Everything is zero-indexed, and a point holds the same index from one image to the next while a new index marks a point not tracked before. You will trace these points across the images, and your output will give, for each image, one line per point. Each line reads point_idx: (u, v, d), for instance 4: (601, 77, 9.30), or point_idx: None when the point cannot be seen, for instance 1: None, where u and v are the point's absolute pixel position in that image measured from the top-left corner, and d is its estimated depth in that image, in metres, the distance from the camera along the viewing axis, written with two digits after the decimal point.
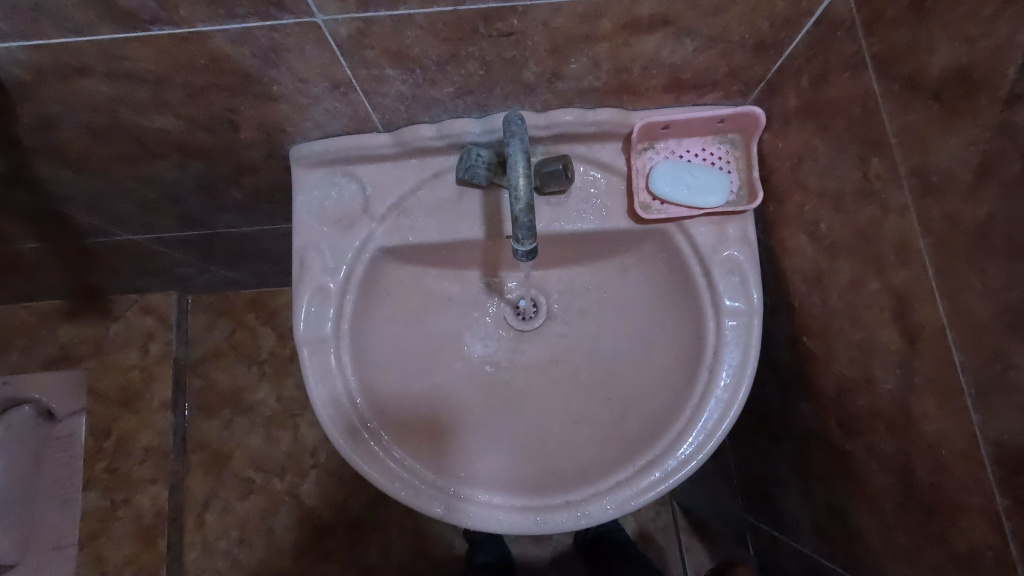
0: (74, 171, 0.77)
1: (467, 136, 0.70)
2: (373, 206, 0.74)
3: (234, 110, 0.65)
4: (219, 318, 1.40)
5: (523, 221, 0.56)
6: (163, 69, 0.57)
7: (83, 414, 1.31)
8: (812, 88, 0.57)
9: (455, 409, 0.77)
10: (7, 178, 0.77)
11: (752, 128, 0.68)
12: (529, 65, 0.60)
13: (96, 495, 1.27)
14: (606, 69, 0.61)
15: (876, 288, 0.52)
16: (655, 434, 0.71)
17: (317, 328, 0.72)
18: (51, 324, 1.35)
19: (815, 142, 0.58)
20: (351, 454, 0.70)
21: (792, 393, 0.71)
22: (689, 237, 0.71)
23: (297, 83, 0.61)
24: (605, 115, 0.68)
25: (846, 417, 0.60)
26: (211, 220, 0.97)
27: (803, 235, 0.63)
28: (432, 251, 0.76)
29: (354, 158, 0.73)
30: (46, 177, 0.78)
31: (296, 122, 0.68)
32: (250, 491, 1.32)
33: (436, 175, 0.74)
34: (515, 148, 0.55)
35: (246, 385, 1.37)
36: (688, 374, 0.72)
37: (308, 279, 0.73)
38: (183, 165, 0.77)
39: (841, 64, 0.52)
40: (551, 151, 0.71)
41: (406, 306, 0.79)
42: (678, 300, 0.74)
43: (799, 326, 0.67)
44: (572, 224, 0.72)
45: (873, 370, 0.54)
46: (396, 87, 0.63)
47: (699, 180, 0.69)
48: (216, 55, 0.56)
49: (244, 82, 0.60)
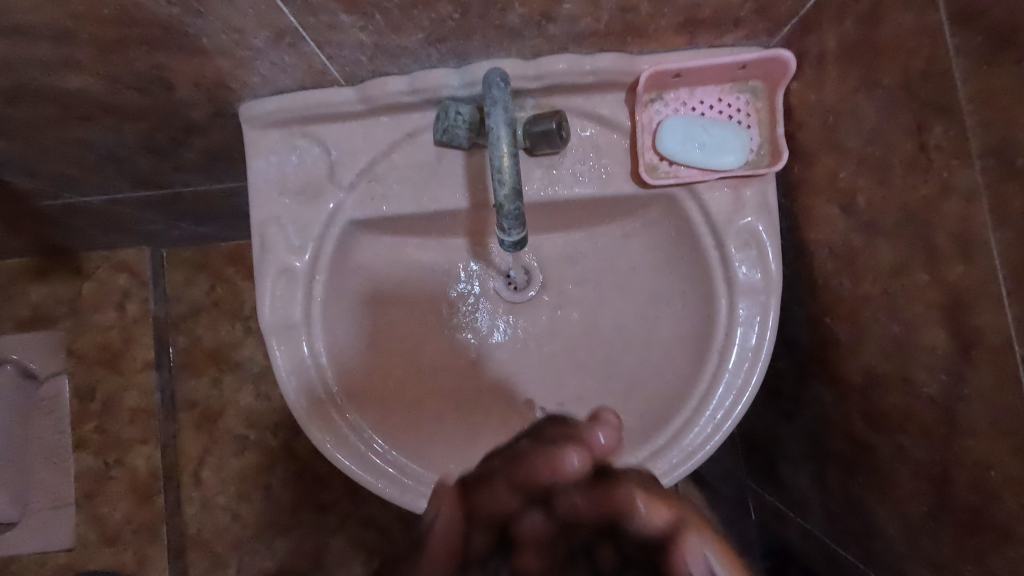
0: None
1: (444, 90, 0.60)
2: (340, 172, 0.64)
3: (162, 66, 0.54)
4: (199, 272, 1.28)
5: (509, 209, 0.47)
6: (62, 23, 0.46)
7: (65, 375, 1.22)
8: (857, 31, 0.47)
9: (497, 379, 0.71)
10: None
11: (780, 74, 0.58)
12: (513, 7, 0.49)
13: (86, 455, 1.21)
14: (608, 9, 0.51)
15: (923, 281, 0.45)
16: (661, 419, 0.65)
17: (285, 313, 0.65)
18: (18, 283, 1.23)
19: (858, 98, 0.49)
20: (328, 449, 0.64)
21: (808, 374, 0.66)
22: (702, 203, 0.62)
23: (232, 35, 0.50)
24: (606, 61, 0.58)
25: (873, 412, 0.54)
26: (167, 180, 0.86)
27: (834, 206, 0.55)
28: (411, 222, 0.67)
29: (315, 116, 0.63)
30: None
31: (240, 77, 0.58)
32: (245, 447, 1.25)
33: (410, 135, 0.64)
34: (497, 119, 0.47)
35: (230, 342, 1.27)
36: (697, 355, 0.65)
37: (271, 259, 0.64)
38: (117, 128, 0.67)
39: (903, 3, 0.42)
40: (543, 105, 0.61)
41: (385, 282, 0.71)
42: (685, 274, 0.67)
43: (822, 306, 0.60)
44: (569, 190, 0.64)
45: (910, 370, 0.48)
46: (353, 36, 0.52)
47: (714, 137, 0.60)
48: (123, 5, 0.45)
49: (166, 36, 0.49)
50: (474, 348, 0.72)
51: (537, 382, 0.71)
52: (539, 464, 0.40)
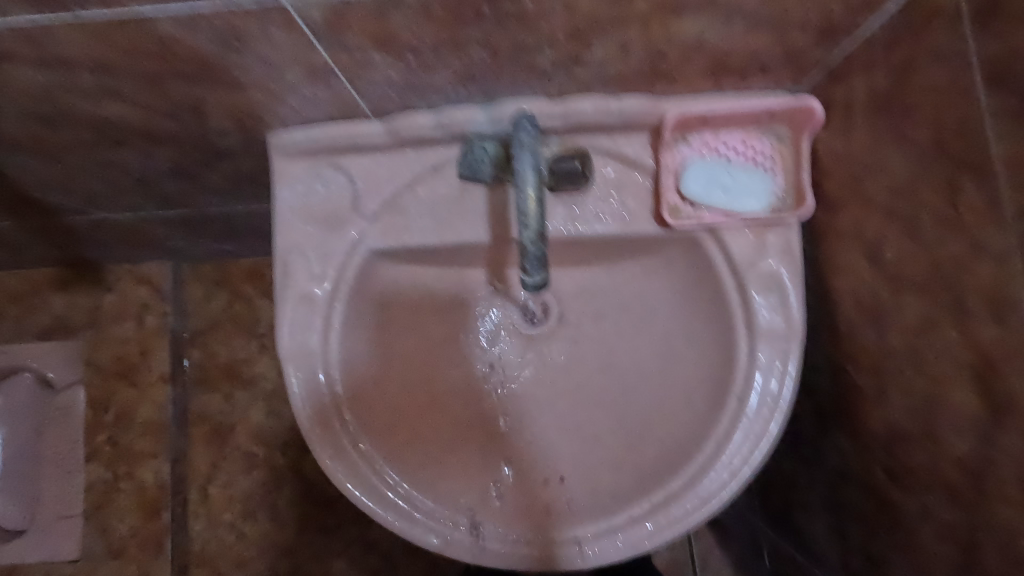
0: (32, 126, 0.60)
1: (470, 126, 0.60)
2: (364, 203, 0.65)
3: (198, 97, 0.56)
4: (217, 288, 1.24)
5: (533, 252, 0.48)
6: (105, 56, 0.48)
7: (82, 385, 1.19)
8: (887, 86, 0.47)
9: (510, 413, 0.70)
10: None
11: (807, 122, 0.58)
12: (543, 50, 0.50)
13: (97, 467, 1.17)
14: (637, 54, 0.51)
15: (952, 339, 0.44)
16: (676, 463, 0.63)
17: (303, 340, 0.65)
18: (42, 294, 1.20)
19: (886, 151, 0.49)
20: (339, 479, 0.63)
21: (828, 423, 0.64)
22: (724, 247, 0.62)
23: (268, 70, 0.51)
24: (631, 103, 0.58)
25: (897, 468, 0.53)
26: (194, 201, 0.88)
27: (860, 255, 0.54)
28: (431, 253, 0.67)
29: (341, 148, 0.64)
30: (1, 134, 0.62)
31: (272, 109, 0.59)
32: (254, 465, 1.19)
33: (434, 168, 0.64)
34: (524, 162, 0.49)
35: (245, 359, 1.22)
36: (715, 399, 0.63)
37: (291, 286, 0.65)
38: (150, 152, 0.69)
39: (934, 61, 0.42)
40: (567, 143, 0.62)
41: (403, 311, 0.70)
42: (706, 315, 0.66)
43: (844, 355, 0.59)
44: (590, 228, 0.63)
45: (938, 428, 0.47)
46: (384, 74, 0.53)
47: (738, 182, 0.59)
48: (165, 42, 0.46)
49: (204, 70, 0.51)
50: (488, 381, 0.71)
51: (551, 418, 0.70)
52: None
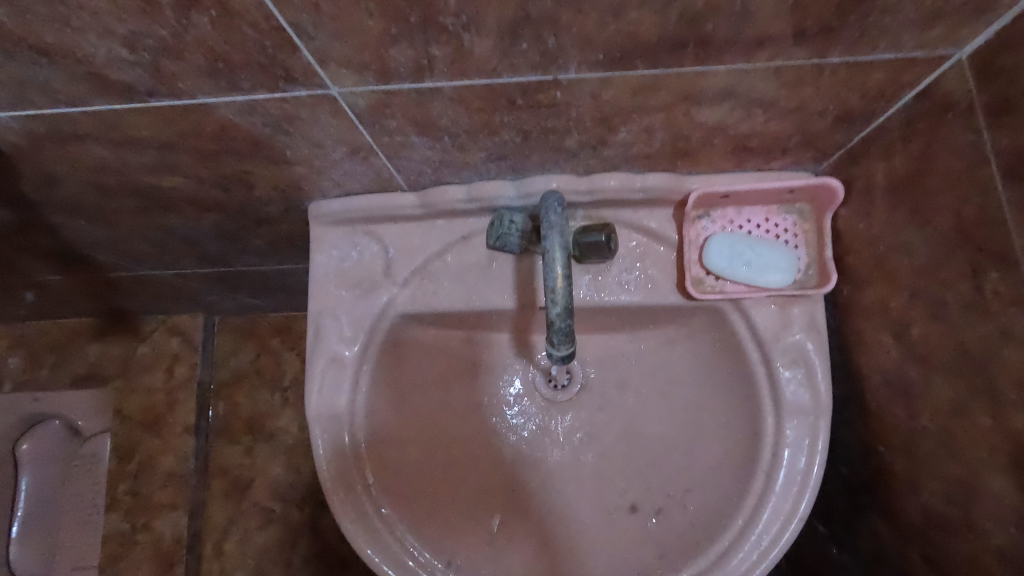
0: (91, 188, 0.63)
1: (500, 200, 0.63)
2: (396, 269, 0.67)
3: (248, 171, 0.59)
4: (245, 341, 1.26)
5: (560, 326, 0.50)
6: (168, 136, 0.52)
7: (108, 434, 1.19)
8: (906, 172, 0.49)
9: (533, 481, 0.70)
10: (21, 209, 0.70)
11: (828, 200, 0.59)
12: (572, 134, 0.53)
13: (116, 517, 1.15)
14: (661, 137, 0.54)
15: (986, 424, 0.44)
16: (701, 540, 0.62)
17: (331, 402, 0.66)
18: (79, 342, 1.23)
19: (907, 233, 0.50)
20: (361, 543, 0.63)
21: (861, 501, 0.62)
22: (748, 319, 0.62)
23: (314, 149, 0.55)
24: (655, 180, 0.61)
25: (934, 555, 0.51)
26: (232, 260, 0.91)
27: (886, 333, 0.54)
28: (458, 318, 0.69)
29: (377, 217, 0.67)
30: (59, 193, 0.65)
31: (314, 182, 0.63)
32: (270, 521, 1.17)
33: (464, 238, 0.67)
34: (552, 242, 0.50)
35: (268, 413, 1.22)
36: (741, 473, 0.63)
37: (322, 349, 0.67)
38: (197, 217, 0.73)
39: (952, 152, 0.44)
40: (593, 216, 0.64)
41: (429, 373, 0.71)
42: (731, 386, 0.65)
43: (875, 432, 0.58)
44: (615, 298, 0.65)
45: (976, 516, 0.46)
46: (421, 152, 0.56)
47: (761, 257, 0.61)
48: (223, 125, 0.50)
49: (256, 148, 0.55)
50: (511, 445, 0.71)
51: (573, 487, 0.69)
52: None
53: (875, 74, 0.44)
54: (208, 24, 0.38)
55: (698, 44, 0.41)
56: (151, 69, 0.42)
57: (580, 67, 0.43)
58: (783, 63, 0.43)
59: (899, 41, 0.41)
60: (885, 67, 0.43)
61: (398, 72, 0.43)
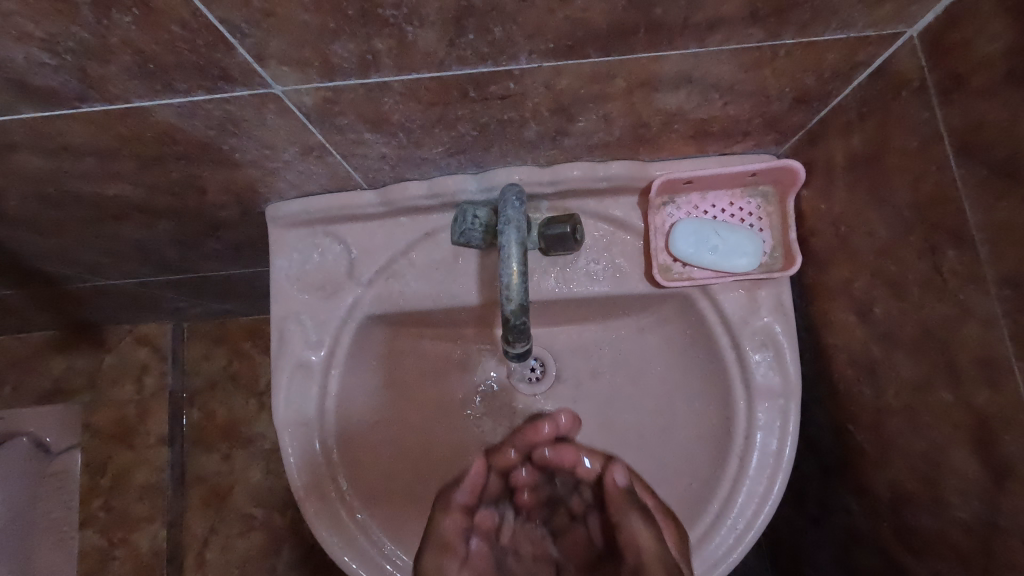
0: (34, 198, 0.60)
1: (461, 194, 0.62)
2: (359, 269, 0.65)
3: (197, 175, 0.57)
4: (216, 346, 1.22)
5: (515, 323, 0.49)
6: (107, 142, 0.49)
7: (78, 449, 1.15)
8: (865, 151, 0.49)
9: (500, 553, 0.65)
10: None
11: (790, 182, 0.59)
12: (530, 124, 0.52)
13: (91, 535, 1.12)
14: (622, 125, 0.53)
15: (948, 400, 0.44)
16: (701, 506, 0.62)
17: (299, 409, 0.65)
18: (41, 357, 1.18)
19: (868, 214, 0.50)
20: (335, 549, 0.62)
21: (834, 479, 0.63)
22: (717, 304, 0.62)
23: (263, 150, 0.53)
24: (618, 168, 0.60)
25: (903, 529, 0.52)
26: (195, 266, 0.88)
27: (851, 313, 0.54)
28: (426, 316, 0.68)
29: (337, 217, 0.65)
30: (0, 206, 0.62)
31: (269, 183, 0.61)
32: (251, 527, 1.15)
33: (428, 235, 0.65)
34: (509, 237, 0.50)
35: (244, 419, 1.19)
36: (716, 458, 0.63)
37: (287, 354, 0.65)
38: (151, 224, 0.70)
39: (907, 130, 0.44)
40: (558, 207, 0.63)
41: (400, 372, 0.70)
42: (704, 372, 0.65)
43: (845, 412, 0.58)
44: (585, 289, 0.64)
45: (943, 491, 0.46)
46: (376, 149, 0.54)
47: (727, 242, 0.60)
48: (164, 128, 0.48)
49: (202, 151, 0.52)
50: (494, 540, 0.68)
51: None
52: (528, 432, 0.64)
53: (829, 54, 0.44)
54: (132, 24, 0.36)
55: (649, 28, 0.40)
56: (77, 73, 0.40)
57: (531, 56, 0.42)
58: (736, 45, 0.42)
59: (850, 21, 0.40)
60: (837, 48, 0.43)
61: (342, 68, 0.41)
